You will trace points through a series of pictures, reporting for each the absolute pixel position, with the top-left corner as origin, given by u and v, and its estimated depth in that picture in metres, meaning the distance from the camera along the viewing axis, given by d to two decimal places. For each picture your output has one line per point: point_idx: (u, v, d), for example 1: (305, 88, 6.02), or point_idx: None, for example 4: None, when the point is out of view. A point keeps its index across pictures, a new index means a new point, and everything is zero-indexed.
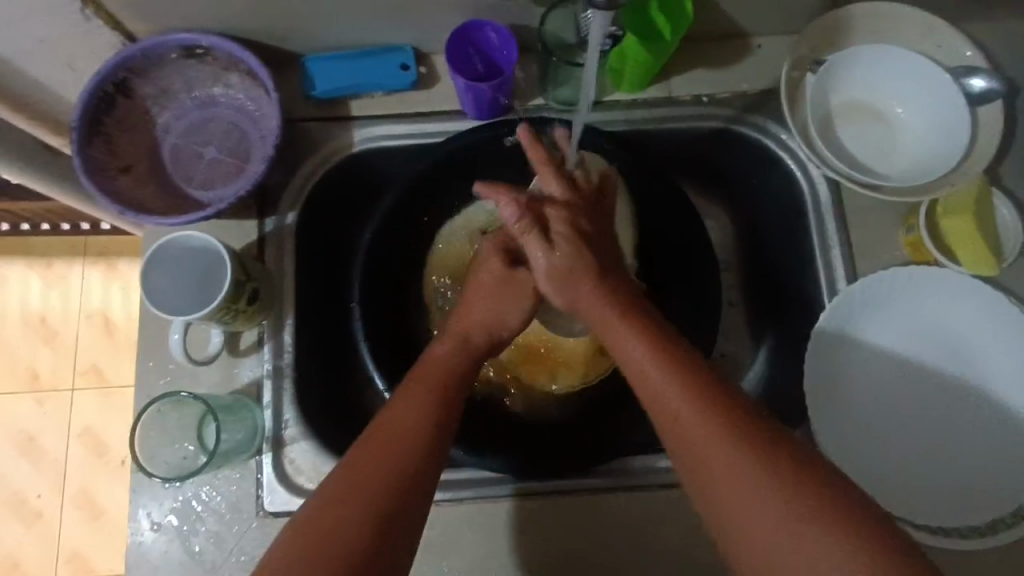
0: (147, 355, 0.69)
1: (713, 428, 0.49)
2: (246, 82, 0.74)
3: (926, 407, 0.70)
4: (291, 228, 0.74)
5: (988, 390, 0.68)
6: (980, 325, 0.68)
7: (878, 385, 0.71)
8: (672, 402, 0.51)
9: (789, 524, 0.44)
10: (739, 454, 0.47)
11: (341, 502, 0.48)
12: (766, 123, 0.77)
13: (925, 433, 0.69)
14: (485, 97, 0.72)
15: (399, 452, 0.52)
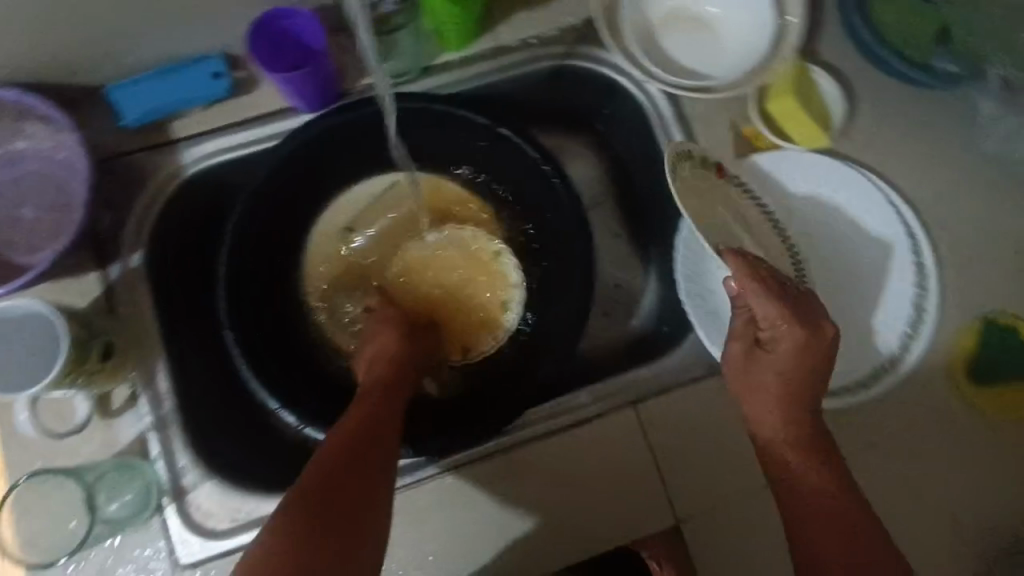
0: (11, 443, 0.64)
1: (841, 517, 0.59)
2: (46, 128, 0.68)
3: (801, 283, 0.73)
4: (137, 269, 0.69)
5: (849, 251, 0.72)
6: (826, 196, 0.73)
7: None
8: (812, 482, 0.61)
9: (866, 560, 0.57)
10: (842, 498, 0.60)
11: (322, 487, 0.53)
12: (598, 51, 0.77)
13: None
14: (307, 86, 0.69)
15: (353, 451, 0.56)
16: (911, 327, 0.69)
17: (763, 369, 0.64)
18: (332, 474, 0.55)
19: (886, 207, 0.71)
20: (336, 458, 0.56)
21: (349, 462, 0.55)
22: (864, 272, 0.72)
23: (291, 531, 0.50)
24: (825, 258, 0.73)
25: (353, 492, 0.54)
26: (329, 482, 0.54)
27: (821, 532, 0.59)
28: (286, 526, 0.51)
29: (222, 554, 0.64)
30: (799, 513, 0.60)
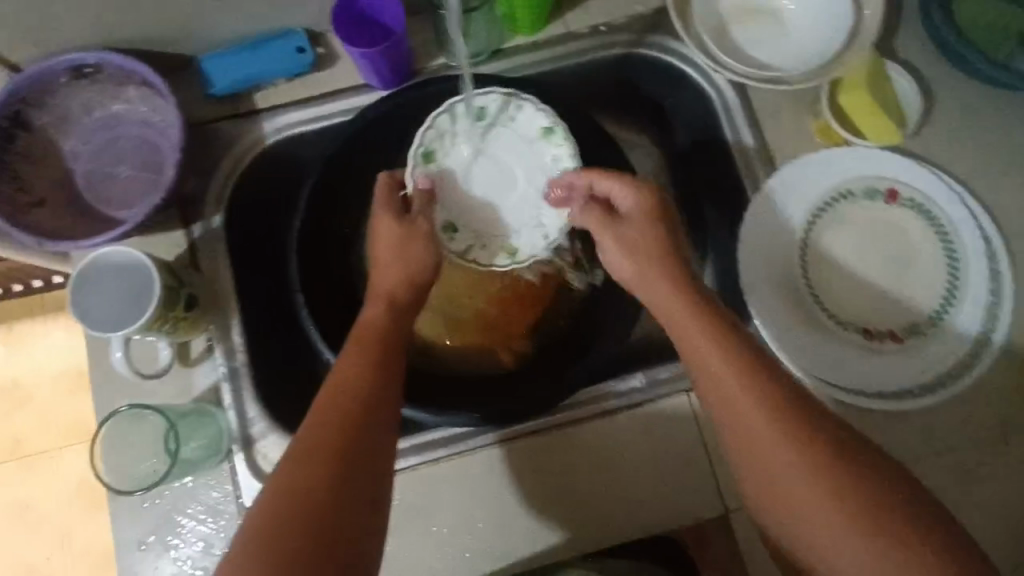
0: (100, 382, 0.69)
1: (827, 481, 0.50)
2: (144, 94, 0.74)
3: (878, 268, 0.71)
4: (218, 229, 0.73)
5: (919, 244, 0.70)
6: (898, 189, 0.70)
7: (830, 269, 0.71)
8: (755, 432, 0.53)
9: (838, 521, 0.49)
10: (801, 455, 0.51)
11: (316, 444, 0.52)
12: (667, 41, 0.78)
13: (871, 305, 0.70)
14: (383, 64, 0.72)
15: (341, 406, 0.54)
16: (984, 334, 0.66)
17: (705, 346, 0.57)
18: (333, 431, 0.52)
19: (960, 207, 0.69)
20: (326, 416, 0.54)
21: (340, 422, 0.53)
22: (949, 252, 0.69)
23: (299, 497, 0.49)
24: (893, 249, 0.71)
25: (355, 451, 0.52)
26: (327, 439, 0.52)
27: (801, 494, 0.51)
28: (291, 478, 0.50)
29: None
30: (756, 467, 0.53)
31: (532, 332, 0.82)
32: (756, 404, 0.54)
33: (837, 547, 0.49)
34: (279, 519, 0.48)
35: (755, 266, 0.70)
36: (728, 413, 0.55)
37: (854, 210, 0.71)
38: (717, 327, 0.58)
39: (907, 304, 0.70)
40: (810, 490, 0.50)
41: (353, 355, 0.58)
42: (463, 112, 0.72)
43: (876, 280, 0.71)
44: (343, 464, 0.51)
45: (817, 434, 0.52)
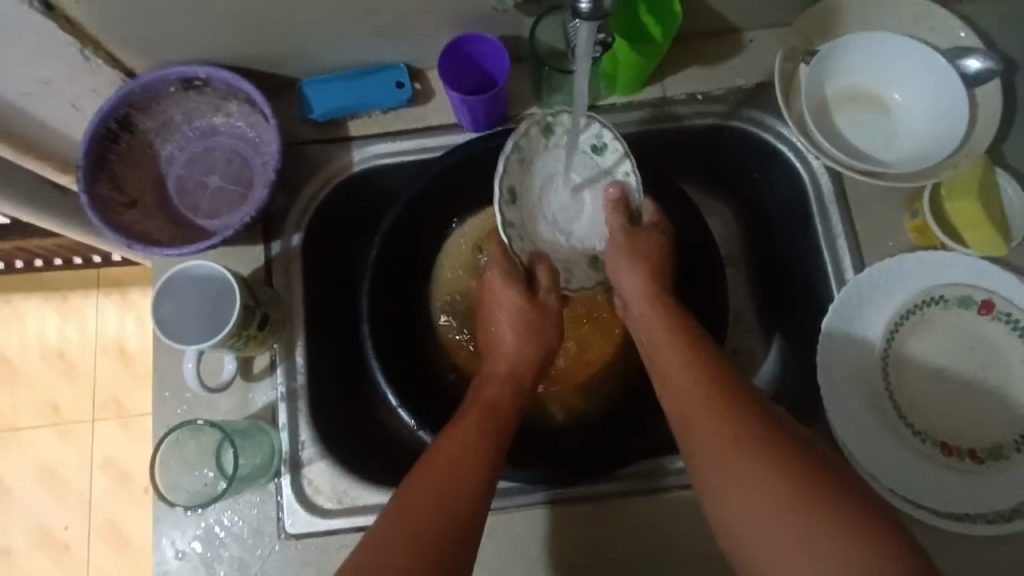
0: (163, 386, 0.70)
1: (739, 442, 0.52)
2: (245, 110, 0.76)
3: (962, 387, 0.68)
4: (296, 249, 0.75)
5: (1012, 369, 0.67)
6: (998, 305, 0.67)
7: (912, 379, 0.69)
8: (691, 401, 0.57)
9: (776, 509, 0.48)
10: (729, 430, 0.53)
11: (436, 477, 0.56)
12: (763, 117, 0.77)
13: (951, 416, 0.67)
14: (481, 110, 0.73)
15: (466, 445, 0.59)
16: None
17: (662, 333, 0.64)
18: (451, 486, 0.55)
19: None
20: (445, 452, 0.58)
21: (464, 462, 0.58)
22: None
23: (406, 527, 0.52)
24: (983, 370, 0.67)
25: (468, 505, 0.55)
26: (448, 494, 0.55)
27: (713, 460, 0.53)
28: (401, 512, 0.53)
29: (324, 531, 0.67)
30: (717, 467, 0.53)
31: (587, 390, 0.81)
32: (714, 399, 0.56)
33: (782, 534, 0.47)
34: (406, 516, 0.53)
35: (832, 360, 0.68)
36: (677, 401, 0.58)
37: (942, 319, 0.69)
38: (695, 354, 0.61)
39: (988, 421, 0.66)
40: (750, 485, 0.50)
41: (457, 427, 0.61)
42: (588, 135, 0.72)
43: (960, 398, 0.68)
44: (464, 522, 0.54)
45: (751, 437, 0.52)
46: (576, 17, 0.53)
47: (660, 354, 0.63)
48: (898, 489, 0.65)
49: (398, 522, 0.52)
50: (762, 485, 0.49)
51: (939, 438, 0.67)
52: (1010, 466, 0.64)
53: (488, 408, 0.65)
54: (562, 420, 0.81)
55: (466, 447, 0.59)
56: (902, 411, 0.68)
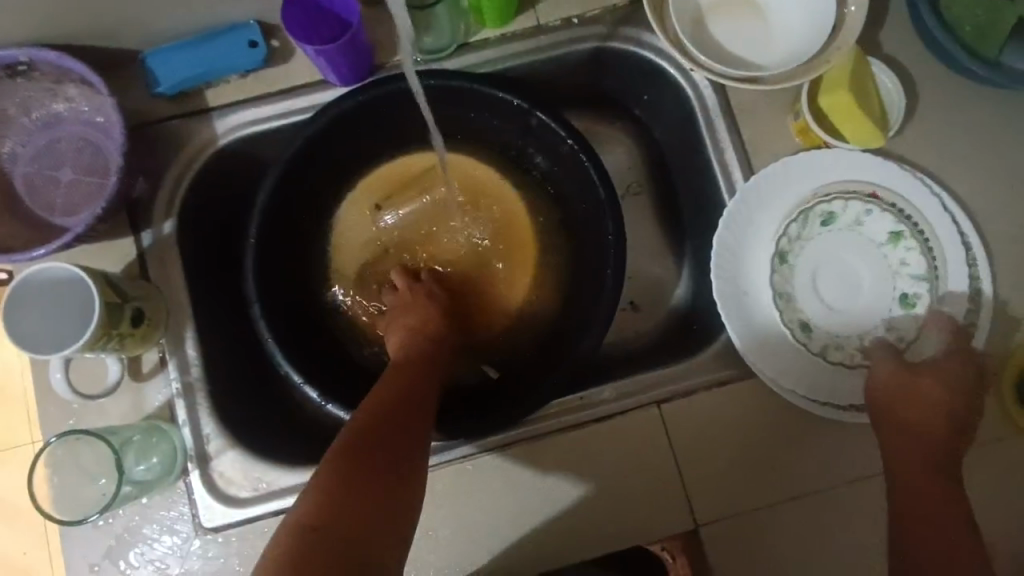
0: (47, 400, 0.66)
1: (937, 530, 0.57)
2: (85, 92, 0.69)
3: (838, 274, 0.69)
4: (169, 237, 0.70)
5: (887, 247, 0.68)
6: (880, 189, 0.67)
7: (796, 265, 0.69)
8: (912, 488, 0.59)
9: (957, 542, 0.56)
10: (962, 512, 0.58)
11: (373, 422, 0.57)
12: (640, 35, 0.74)
13: (832, 306, 0.69)
14: (342, 61, 0.68)
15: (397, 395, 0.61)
16: (919, 331, 0.67)
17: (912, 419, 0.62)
18: (387, 418, 0.58)
19: (937, 206, 0.66)
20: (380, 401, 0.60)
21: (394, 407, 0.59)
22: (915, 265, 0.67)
23: (352, 467, 0.53)
24: (856, 250, 0.69)
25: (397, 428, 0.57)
26: (381, 426, 0.57)
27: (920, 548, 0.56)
28: (345, 449, 0.54)
29: (244, 521, 0.66)
30: (908, 484, 0.60)
31: (500, 338, 0.81)
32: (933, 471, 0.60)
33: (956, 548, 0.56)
34: (352, 453, 0.54)
35: (727, 274, 0.68)
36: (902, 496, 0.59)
37: (846, 227, 0.69)
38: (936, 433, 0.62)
39: (873, 303, 0.68)
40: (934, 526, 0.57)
41: (396, 377, 0.64)
42: (900, 255, 0.68)
43: (841, 282, 0.69)
44: (384, 460, 0.54)
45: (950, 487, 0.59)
46: None
47: (892, 443, 0.62)
48: (800, 390, 0.66)
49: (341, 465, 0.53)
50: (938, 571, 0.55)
51: (805, 314, 0.69)
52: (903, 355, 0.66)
53: (415, 361, 0.67)
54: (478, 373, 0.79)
55: (398, 388, 0.62)
56: (795, 313, 0.69)
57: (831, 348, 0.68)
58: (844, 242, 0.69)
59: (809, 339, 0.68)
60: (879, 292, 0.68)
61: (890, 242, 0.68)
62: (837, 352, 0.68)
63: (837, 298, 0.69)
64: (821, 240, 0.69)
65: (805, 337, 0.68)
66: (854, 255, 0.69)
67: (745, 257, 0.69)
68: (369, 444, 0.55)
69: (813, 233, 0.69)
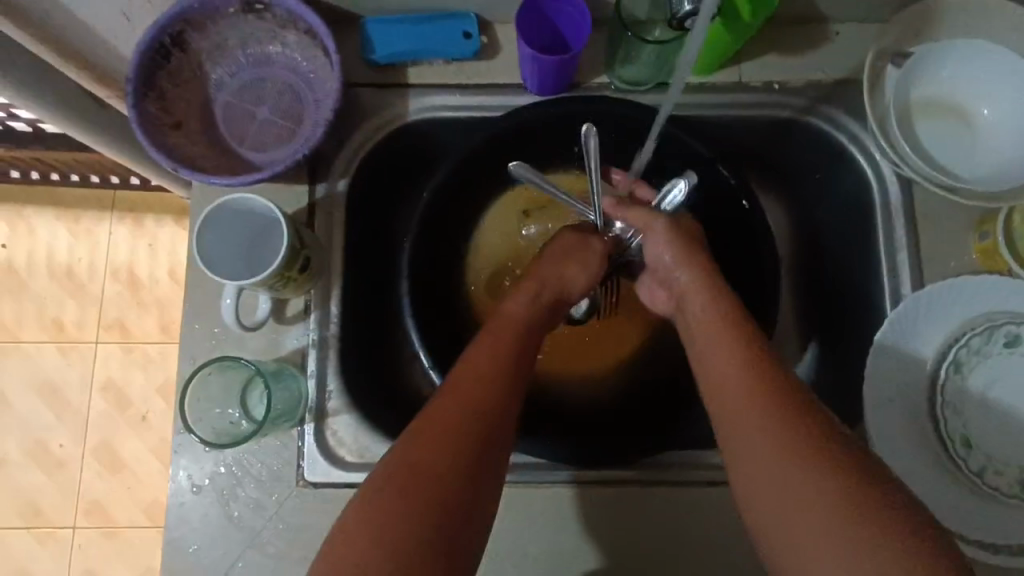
0: (194, 317, 0.68)
1: (759, 420, 0.51)
2: (303, 42, 0.72)
3: (1012, 402, 0.66)
4: (341, 195, 0.72)
5: None
6: None
7: (966, 382, 0.66)
8: (730, 394, 0.54)
9: (820, 507, 0.46)
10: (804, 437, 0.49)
11: (452, 411, 0.52)
12: (838, 116, 0.74)
13: (998, 431, 0.65)
14: (552, 72, 0.70)
15: (485, 376, 0.55)
16: None
17: (717, 332, 0.58)
18: (472, 416, 0.52)
19: None
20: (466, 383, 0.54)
21: (485, 394, 0.54)
22: None
23: (431, 474, 0.48)
24: None
25: (492, 425, 0.53)
26: (461, 422, 0.51)
27: (748, 442, 0.50)
28: (420, 449, 0.49)
29: (343, 484, 0.66)
30: (717, 387, 0.55)
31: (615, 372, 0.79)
32: (756, 401, 0.52)
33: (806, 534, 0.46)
34: (426, 445, 0.50)
35: (876, 377, 0.67)
36: (718, 381, 0.55)
37: None
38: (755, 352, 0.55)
39: None
40: (794, 487, 0.47)
41: (463, 374, 0.55)
42: None
43: (1012, 413, 0.66)
44: (469, 465, 0.50)
45: (822, 444, 0.48)
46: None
47: (705, 348, 0.59)
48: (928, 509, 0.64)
49: (417, 463, 0.49)
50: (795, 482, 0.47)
51: (966, 433, 0.65)
52: None
53: (512, 331, 0.61)
54: (587, 398, 0.78)
55: (488, 363, 0.56)
56: (957, 429, 0.66)
57: (991, 475, 0.64)
58: None
59: (966, 461, 0.65)
60: None
61: None
62: (997, 482, 0.64)
63: (1005, 425, 0.65)
64: (1002, 362, 0.66)
65: (962, 457, 0.65)
66: None
67: (910, 356, 0.67)
68: (454, 445, 0.50)
69: (997, 353, 0.66)
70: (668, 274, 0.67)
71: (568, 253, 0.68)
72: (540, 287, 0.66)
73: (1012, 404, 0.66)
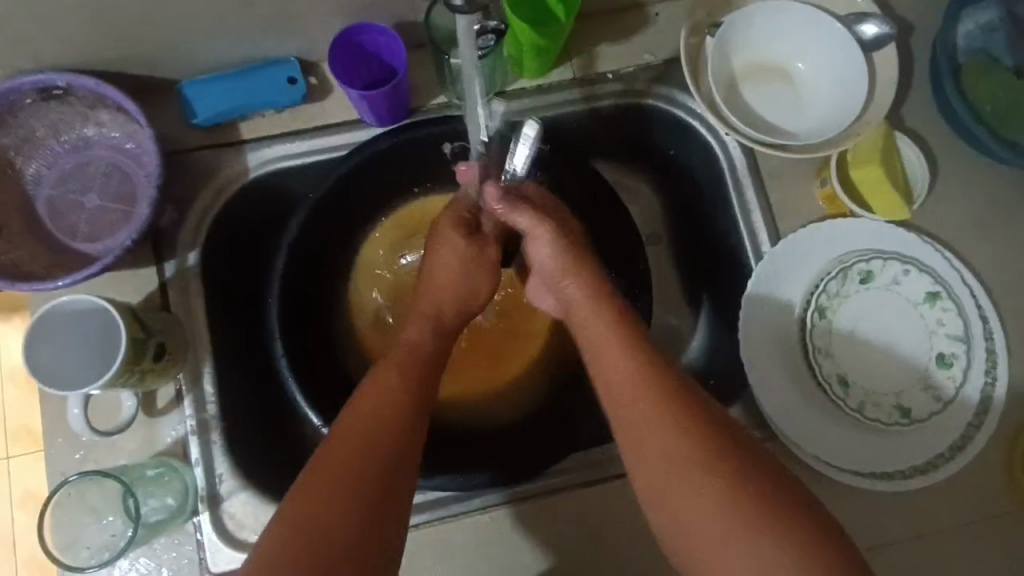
0: (54, 432, 0.64)
1: (672, 438, 0.50)
2: (118, 119, 0.68)
3: (874, 335, 0.69)
4: (193, 268, 0.69)
5: (923, 312, 0.68)
6: (906, 249, 0.69)
7: (831, 325, 0.70)
8: (632, 411, 0.52)
9: (718, 507, 0.47)
10: (709, 457, 0.49)
11: (339, 467, 0.48)
12: (673, 94, 0.75)
13: (866, 364, 0.69)
14: (383, 104, 0.68)
15: (380, 421, 0.51)
16: (958, 393, 0.66)
17: (605, 334, 0.57)
18: (362, 469, 0.48)
19: (958, 278, 0.68)
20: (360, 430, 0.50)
21: (381, 442, 0.50)
22: (950, 328, 0.68)
23: (316, 539, 0.44)
24: (893, 312, 0.69)
25: (388, 473, 0.49)
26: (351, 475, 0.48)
27: (656, 461, 0.50)
28: (303, 512, 0.46)
29: None
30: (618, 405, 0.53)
31: (519, 386, 0.79)
32: (658, 415, 0.51)
33: (728, 558, 0.46)
34: (308, 505, 0.46)
35: (752, 339, 0.69)
36: (618, 399, 0.53)
37: (882, 287, 0.69)
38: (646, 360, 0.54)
39: (903, 369, 0.68)
40: (697, 491, 0.48)
41: (355, 418, 0.51)
42: (936, 316, 0.68)
43: (878, 344, 0.69)
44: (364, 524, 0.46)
45: (722, 447, 0.49)
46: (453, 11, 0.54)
47: (598, 352, 0.57)
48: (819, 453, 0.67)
49: (298, 529, 0.45)
50: (708, 502, 0.47)
51: (840, 373, 0.69)
52: (923, 427, 0.66)
53: (410, 361, 0.56)
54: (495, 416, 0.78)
55: (384, 404, 0.52)
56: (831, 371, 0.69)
57: (868, 408, 0.67)
58: (883, 302, 0.69)
59: (846, 398, 0.68)
60: (913, 353, 0.68)
61: (927, 303, 0.68)
62: (875, 412, 0.67)
63: (872, 358, 0.69)
64: (858, 300, 0.70)
65: (841, 397, 0.68)
66: (893, 316, 0.69)
67: (778, 312, 0.70)
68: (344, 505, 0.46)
69: (852, 292, 0.69)
70: (552, 278, 0.64)
71: (463, 263, 0.64)
72: (437, 310, 0.62)
73: (874, 336, 0.69)
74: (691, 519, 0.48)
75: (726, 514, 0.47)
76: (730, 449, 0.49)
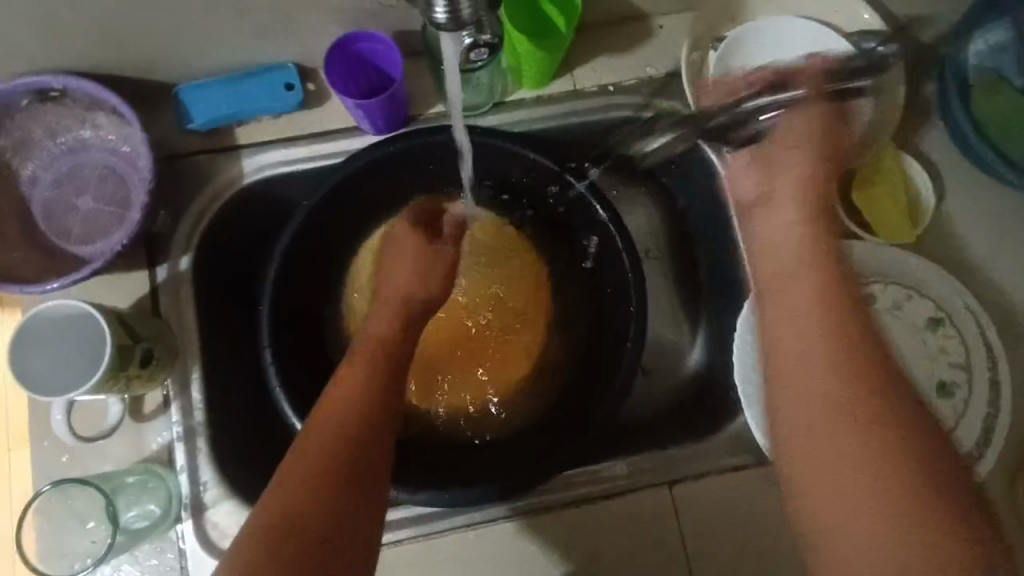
0: (42, 434, 0.64)
1: (862, 412, 0.42)
2: (114, 122, 0.68)
3: None
4: (185, 273, 0.68)
5: (925, 338, 0.66)
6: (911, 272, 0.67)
7: None
8: (813, 378, 0.44)
9: (877, 494, 0.40)
10: (877, 440, 0.41)
11: (315, 456, 0.48)
12: (673, 107, 0.73)
13: None
14: (380, 112, 0.68)
15: (351, 411, 0.51)
16: (959, 423, 0.64)
17: (811, 290, 0.46)
18: (338, 459, 0.48)
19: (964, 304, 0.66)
20: (335, 422, 0.50)
21: (352, 433, 0.50)
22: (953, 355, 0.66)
23: (292, 525, 0.45)
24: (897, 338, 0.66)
25: (359, 463, 0.49)
26: (326, 466, 0.48)
27: (822, 440, 0.43)
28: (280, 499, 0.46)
29: None
30: (789, 367, 0.45)
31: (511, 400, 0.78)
32: (841, 382, 0.43)
33: (887, 554, 0.39)
34: (285, 491, 0.47)
35: (747, 361, 0.67)
36: (782, 362, 0.45)
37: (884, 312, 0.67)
38: (839, 316, 0.45)
39: None
40: (866, 478, 0.41)
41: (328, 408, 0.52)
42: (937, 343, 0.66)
43: None
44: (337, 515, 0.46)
45: (905, 431, 0.42)
46: (437, 28, 0.54)
47: (769, 311, 0.47)
48: None
49: (278, 516, 0.45)
50: (868, 493, 0.41)
51: None
52: None
53: (376, 352, 0.56)
54: (483, 430, 0.77)
55: (354, 394, 0.52)
56: None
57: None
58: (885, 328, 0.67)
59: None
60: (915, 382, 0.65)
61: (929, 330, 0.66)
62: None
63: None
64: None
65: None
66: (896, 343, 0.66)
67: None
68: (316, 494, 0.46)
69: None
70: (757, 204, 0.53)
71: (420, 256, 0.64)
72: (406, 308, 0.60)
73: None
74: (842, 505, 0.41)
75: (885, 507, 0.40)
76: (910, 435, 0.42)
